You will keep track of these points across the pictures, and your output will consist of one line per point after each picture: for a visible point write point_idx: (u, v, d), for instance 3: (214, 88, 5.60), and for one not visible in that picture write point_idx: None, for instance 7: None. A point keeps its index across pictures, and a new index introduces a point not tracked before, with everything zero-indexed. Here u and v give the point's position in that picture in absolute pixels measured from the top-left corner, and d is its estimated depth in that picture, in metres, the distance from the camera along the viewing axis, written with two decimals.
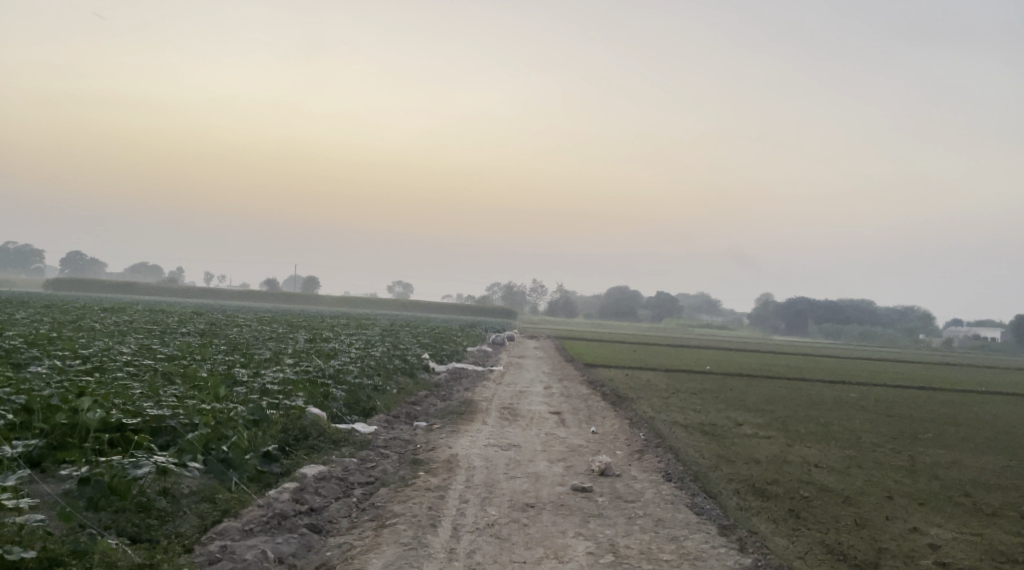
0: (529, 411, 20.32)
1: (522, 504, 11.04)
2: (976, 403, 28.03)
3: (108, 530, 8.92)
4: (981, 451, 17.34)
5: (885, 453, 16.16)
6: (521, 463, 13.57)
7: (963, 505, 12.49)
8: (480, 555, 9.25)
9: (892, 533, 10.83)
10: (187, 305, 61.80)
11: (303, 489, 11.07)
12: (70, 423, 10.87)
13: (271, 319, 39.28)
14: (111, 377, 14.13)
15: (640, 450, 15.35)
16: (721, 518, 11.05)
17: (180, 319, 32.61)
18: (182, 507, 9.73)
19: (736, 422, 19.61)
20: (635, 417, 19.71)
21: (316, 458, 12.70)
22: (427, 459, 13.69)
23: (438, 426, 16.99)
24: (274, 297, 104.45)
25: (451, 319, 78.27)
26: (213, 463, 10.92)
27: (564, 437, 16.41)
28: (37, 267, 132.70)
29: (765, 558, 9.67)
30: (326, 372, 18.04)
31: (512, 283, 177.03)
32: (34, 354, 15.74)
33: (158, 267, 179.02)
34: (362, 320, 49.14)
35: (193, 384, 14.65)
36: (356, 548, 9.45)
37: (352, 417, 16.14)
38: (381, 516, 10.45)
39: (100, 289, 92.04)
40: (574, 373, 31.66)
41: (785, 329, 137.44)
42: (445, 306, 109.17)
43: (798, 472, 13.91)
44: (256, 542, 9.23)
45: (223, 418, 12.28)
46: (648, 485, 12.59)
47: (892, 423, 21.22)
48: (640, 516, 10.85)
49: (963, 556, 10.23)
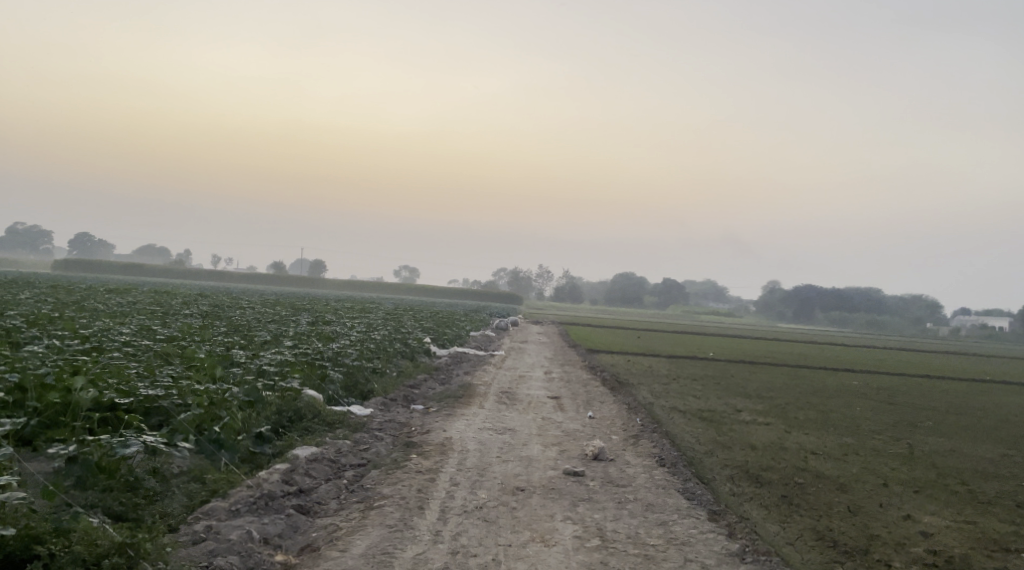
0: (527, 395, 20.31)
1: (512, 487, 10.99)
2: (980, 392, 27.85)
3: (93, 509, 8.88)
4: (981, 440, 17.24)
5: (883, 441, 16.07)
6: (515, 447, 13.51)
7: (959, 494, 12.39)
8: (466, 538, 9.19)
9: (884, 521, 10.75)
10: (193, 287, 61.98)
11: (294, 470, 11.04)
12: (63, 402, 10.89)
13: (274, 302, 39.53)
14: (106, 357, 14.11)
15: (635, 435, 15.31)
16: (711, 503, 10.98)
17: (183, 301, 32.75)
18: (170, 487, 9.72)
19: (735, 408, 19.50)
20: (633, 402, 19.66)
21: (309, 440, 12.66)
22: (421, 441, 13.65)
23: (435, 410, 16.99)
24: (281, 280, 104.74)
25: (455, 303, 78.49)
26: (204, 444, 10.89)
27: (559, 421, 16.36)
28: (45, 249, 133.95)
29: (753, 544, 9.61)
30: (324, 355, 17.99)
31: (517, 271, 177.68)
32: (33, 334, 15.75)
33: (165, 250, 180.40)
34: (366, 304, 49.28)
35: (190, 365, 14.62)
36: (341, 530, 9.41)
37: (349, 400, 16.09)
38: (369, 499, 10.42)
39: (110, 271, 92.30)
40: (576, 358, 31.66)
41: (791, 317, 137.27)
42: (450, 290, 109.38)
43: (794, 459, 13.82)
44: (242, 523, 9.18)
45: (217, 399, 12.24)
46: (641, 470, 12.53)
47: (893, 411, 21.10)
48: (630, 501, 10.79)
49: (955, 544, 10.14)
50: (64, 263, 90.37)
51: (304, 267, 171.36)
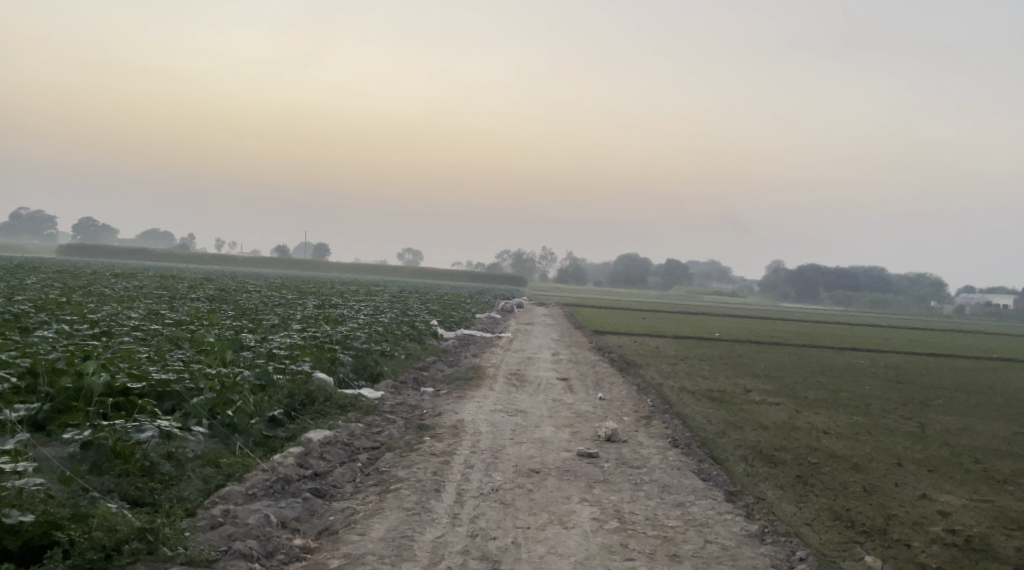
0: (536, 376, 20.30)
1: (528, 469, 10.97)
2: (988, 370, 27.77)
3: (109, 493, 8.87)
4: (992, 418, 17.21)
5: (894, 420, 16.03)
6: (527, 429, 13.47)
7: (973, 472, 12.36)
8: (484, 520, 9.17)
9: (901, 500, 10.72)
10: (197, 270, 62.02)
11: (308, 453, 11.01)
12: (75, 387, 10.86)
13: (278, 285, 39.78)
14: (117, 341, 14.09)
15: (646, 416, 15.27)
16: (727, 484, 10.96)
17: (189, 284, 32.84)
18: (186, 471, 9.70)
19: (745, 388, 19.47)
20: (642, 383, 19.63)
21: (321, 423, 12.64)
22: (433, 424, 13.63)
23: (446, 392, 16.99)
24: (284, 263, 104.88)
25: (458, 285, 78.46)
26: (218, 428, 10.89)
27: (570, 403, 16.35)
28: (48, 233, 134.14)
29: (772, 525, 9.58)
30: (333, 338, 17.95)
31: (520, 253, 177.76)
32: (42, 319, 15.72)
33: (168, 235, 180.71)
34: (370, 286, 49.36)
35: (200, 349, 14.59)
36: (358, 513, 9.39)
37: (359, 383, 16.07)
38: (385, 481, 10.41)
39: (114, 256, 92.38)
40: (582, 340, 31.62)
41: (795, 296, 137.16)
42: (453, 273, 109.27)
43: (807, 439, 13.79)
44: (259, 507, 9.16)
45: (229, 383, 12.24)
46: (655, 451, 12.50)
47: (902, 390, 21.05)
48: (646, 482, 10.77)
49: (973, 523, 10.11)
50: (68, 247, 90.38)
51: (308, 250, 171.55)
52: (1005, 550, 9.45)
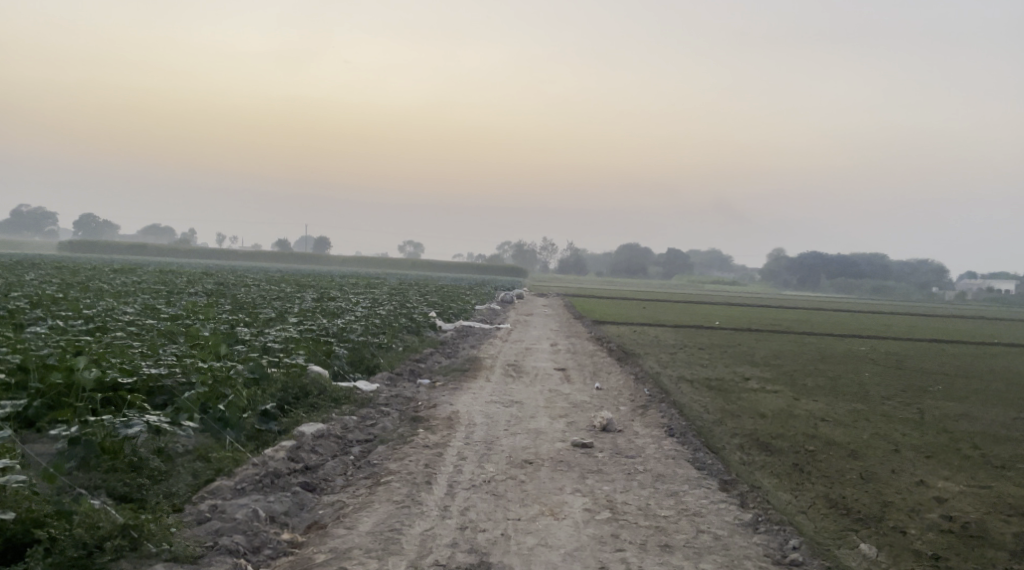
0: (534, 367, 20.18)
1: (521, 460, 10.89)
2: (990, 356, 27.57)
3: (97, 490, 8.78)
4: (992, 403, 17.05)
5: (893, 407, 15.87)
6: (522, 420, 13.37)
7: (972, 458, 12.24)
8: (474, 512, 9.08)
9: (898, 487, 10.61)
10: (197, 265, 61.78)
11: (300, 447, 10.90)
12: (66, 382, 10.74)
13: (276, 279, 39.82)
14: (110, 337, 13.97)
15: (643, 406, 15.16)
16: (723, 473, 10.85)
17: (188, 279, 32.59)
18: (176, 467, 9.62)
19: (743, 377, 19.31)
20: (640, 372, 19.52)
21: (315, 416, 12.54)
22: (427, 416, 13.52)
23: (441, 383, 16.91)
24: (285, 257, 104.95)
25: (461, 277, 78.57)
26: (209, 422, 10.81)
27: (566, 393, 16.22)
28: (49, 230, 133.44)
29: (766, 514, 9.48)
30: (329, 331, 17.83)
31: (521, 244, 177.77)
32: (36, 316, 15.59)
33: (168, 231, 180.96)
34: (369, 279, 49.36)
35: (194, 344, 14.47)
36: (348, 507, 9.31)
37: (355, 375, 15.97)
38: (376, 474, 10.33)
39: (114, 251, 92.47)
40: (580, 330, 31.50)
41: (797, 284, 136.77)
42: (454, 264, 109.15)
43: (804, 426, 13.67)
44: (248, 502, 9.07)
45: (221, 377, 12.16)
46: (651, 441, 12.40)
47: (902, 376, 20.87)
48: (640, 472, 10.67)
49: (970, 509, 10.01)
50: (69, 243, 90.42)
51: (309, 244, 171.58)
52: (1001, 537, 9.34)
